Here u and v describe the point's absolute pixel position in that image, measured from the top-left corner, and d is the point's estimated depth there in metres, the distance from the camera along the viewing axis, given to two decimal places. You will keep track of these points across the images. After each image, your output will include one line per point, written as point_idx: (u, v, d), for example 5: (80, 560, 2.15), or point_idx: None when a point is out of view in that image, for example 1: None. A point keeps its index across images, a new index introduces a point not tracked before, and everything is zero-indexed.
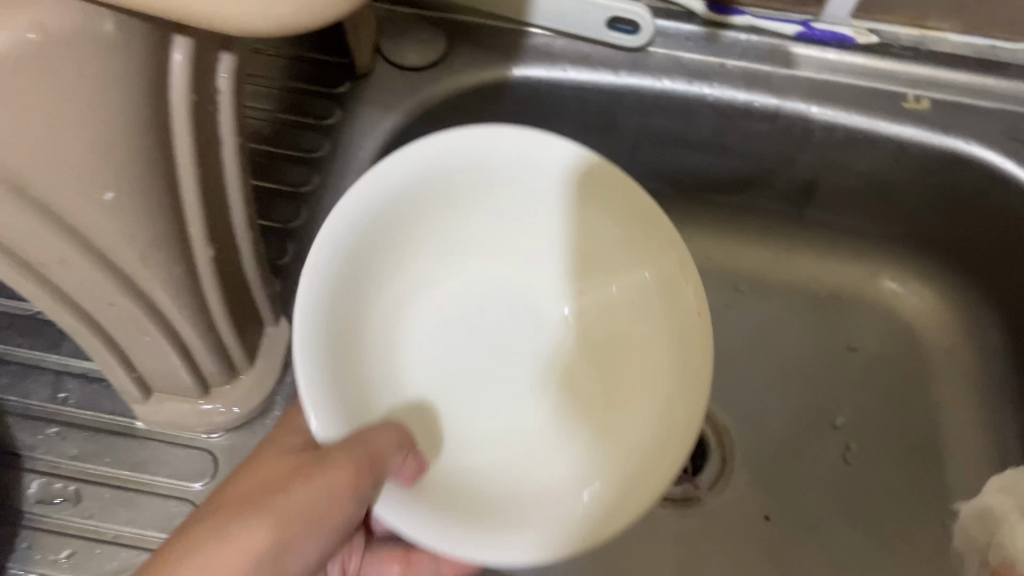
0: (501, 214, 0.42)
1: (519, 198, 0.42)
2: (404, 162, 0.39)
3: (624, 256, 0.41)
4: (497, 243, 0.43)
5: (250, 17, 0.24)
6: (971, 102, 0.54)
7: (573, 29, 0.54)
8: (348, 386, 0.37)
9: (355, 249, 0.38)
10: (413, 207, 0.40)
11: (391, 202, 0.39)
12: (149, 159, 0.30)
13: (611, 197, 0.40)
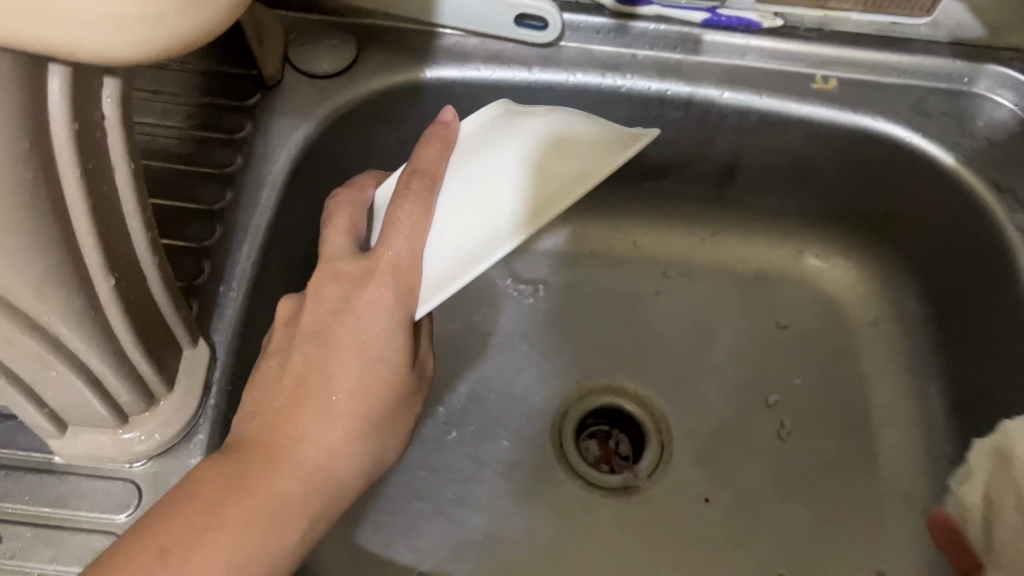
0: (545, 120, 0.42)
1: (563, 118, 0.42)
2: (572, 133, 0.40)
3: None
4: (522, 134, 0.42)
5: (110, 47, 0.24)
6: (876, 80, 0.55)
7: (482, 28, 0.54)
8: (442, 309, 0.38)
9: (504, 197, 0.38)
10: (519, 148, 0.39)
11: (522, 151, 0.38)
12: (32, 191, 0.30)
13: None
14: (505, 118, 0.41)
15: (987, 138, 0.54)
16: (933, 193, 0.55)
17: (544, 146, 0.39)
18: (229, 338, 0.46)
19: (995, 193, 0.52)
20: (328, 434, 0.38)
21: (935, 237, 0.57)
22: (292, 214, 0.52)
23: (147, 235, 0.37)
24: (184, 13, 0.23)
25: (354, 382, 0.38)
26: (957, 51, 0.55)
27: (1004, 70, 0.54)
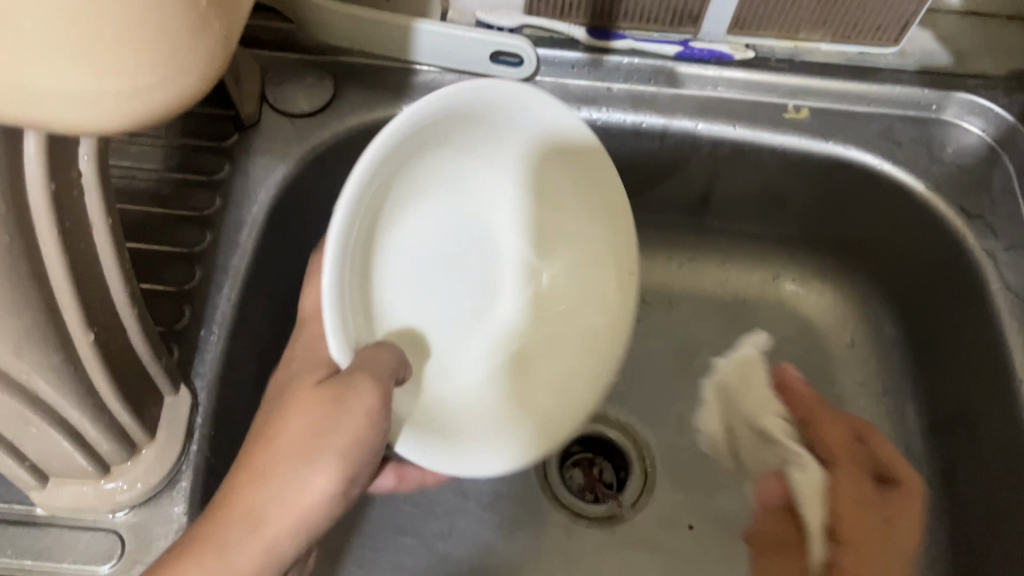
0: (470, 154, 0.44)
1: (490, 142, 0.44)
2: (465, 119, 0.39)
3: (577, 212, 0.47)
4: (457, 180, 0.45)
5: (91, 123, 0.24)
6: (847, 108, 0.56)
7: (459, 64, 0.54)
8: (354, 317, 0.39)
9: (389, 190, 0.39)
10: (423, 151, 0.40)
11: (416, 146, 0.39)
12: (9, 256, 0.29)
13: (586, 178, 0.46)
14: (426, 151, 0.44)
15: (956, 163, 0.55)
16: (904, 219, 0.56)
17: (435, 133, 0.40)
18: (210, 383, 0.46)
19: (965, 220, 0.53)
20: (292, 493, 0.35)
21: (907, 261, 0.58)
22: (271, 254, 0.52)
23: (127, 289, 0.37)
24: (162, 89, 0.23)
25: (319, 440, 0.36)
26: (924, 79, 0.55)
27: (971, 97, 0.55)
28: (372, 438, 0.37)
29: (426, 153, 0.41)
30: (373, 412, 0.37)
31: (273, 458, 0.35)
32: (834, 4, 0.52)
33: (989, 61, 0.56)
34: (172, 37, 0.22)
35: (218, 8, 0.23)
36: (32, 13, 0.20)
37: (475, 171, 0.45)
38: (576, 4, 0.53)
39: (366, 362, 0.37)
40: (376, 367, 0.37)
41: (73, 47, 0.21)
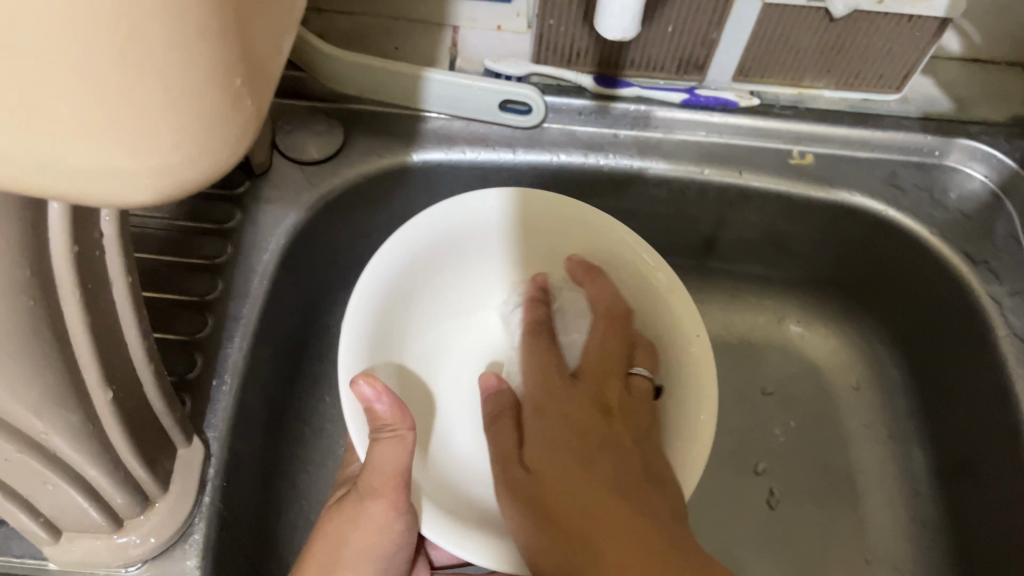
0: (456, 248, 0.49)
1: (469, 231, 0.49)
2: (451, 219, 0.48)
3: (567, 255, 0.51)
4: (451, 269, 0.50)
5: (117, 196, 0.23)
6: (852, 153, 0.56)
7: (467, 111, 0.55)
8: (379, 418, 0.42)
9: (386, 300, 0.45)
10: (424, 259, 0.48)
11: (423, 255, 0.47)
12: (33, 320, 0.30)
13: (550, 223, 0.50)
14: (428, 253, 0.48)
15: (959, 209, 0.55)
16: (908, 262, 0.57)
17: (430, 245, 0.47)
18: (222, 433, 0.46)
19: (969, 265, 0.54)
20: None
21: (912, 305, 0.58)
22: (282, 301, 0.52)
23: (146, 346, 0.37)
24: (193, 163, 0.23)
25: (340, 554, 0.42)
26: (927, 126, 0.56)
27: (972, 144, 0.55)
28: (390, 543, 0.43)
29: (418, 258, 0.47)
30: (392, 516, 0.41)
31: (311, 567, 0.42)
32: (835, 54, 0.53)
33: (990, 107, 0.57)
34: (204, 113, 0.22)
35: (247, 84, 0.23)
36: (67, 92, 0.20)
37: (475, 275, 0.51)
38: (584, 52, 0.54)
39: (378, 469, 0.39)
40: (390, 469, 0.39)
41: (105, 124, 0.21)
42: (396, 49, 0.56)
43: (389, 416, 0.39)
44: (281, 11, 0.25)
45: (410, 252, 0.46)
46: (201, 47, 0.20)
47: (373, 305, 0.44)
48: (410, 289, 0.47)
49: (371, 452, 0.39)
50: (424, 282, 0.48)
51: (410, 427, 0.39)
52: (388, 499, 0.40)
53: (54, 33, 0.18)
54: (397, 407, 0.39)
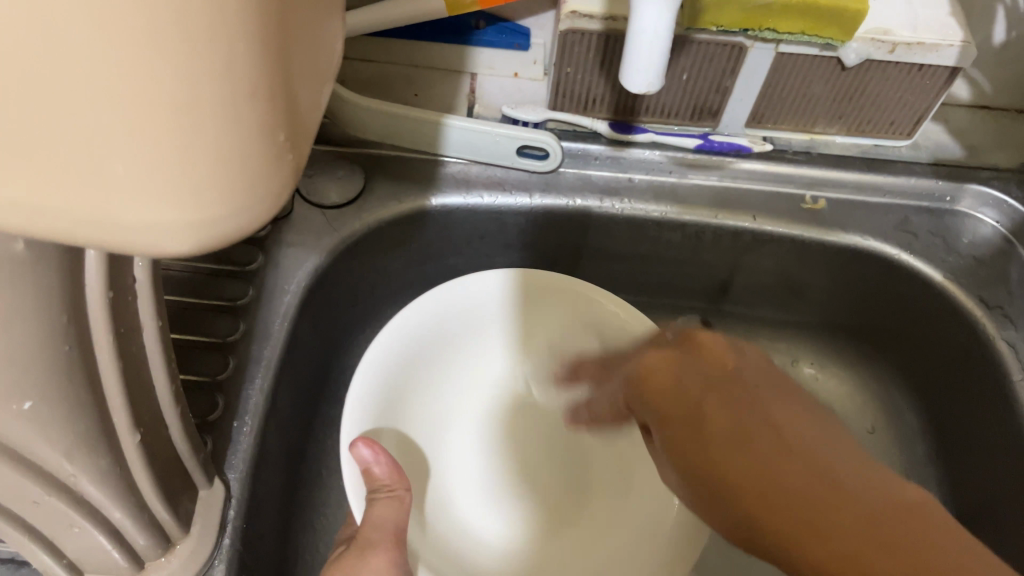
0: (468, 320, 0.54)
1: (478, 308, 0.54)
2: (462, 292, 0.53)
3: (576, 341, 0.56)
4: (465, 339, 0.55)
5: (170, 252, 0.23)
6: (863, 199, 0.57)
7: (485, 157, 0.56)
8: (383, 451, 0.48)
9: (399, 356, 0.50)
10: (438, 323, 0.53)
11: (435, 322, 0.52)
12: (66, 365, 0.31)
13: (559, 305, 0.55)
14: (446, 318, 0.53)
15: (972, 255, 0.56)
16: (923, 307, 0.57)
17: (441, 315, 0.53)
18: (243, 475, 0.46)
19: (984, 309, 0.54)
20: None
21: (926, 353, 0.59)
22: (302, 344, 0.53)
23: (173, 390, 0.37)
24: (242, 216, 0.23)
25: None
26: (938, 171, 0.57)
27: (985, 190, 0.56)
28: None
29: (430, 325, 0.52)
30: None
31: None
32: (848, 102, 0.54)
33: (1001, 154, 0.58)
34: (252, 168, 0.22)
35: (289, 139, 0.24)
36: (126, 155, 0.20)
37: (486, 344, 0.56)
38: (598, 99, 0.55)
39: (374, 526, 0.42)
40: (387, 527, 0.42)
41: (161, 184, 0.21)
42: (416, 96, 0.57)
43: (386, 478, 0.43)
44: (319, 67, 0.25)
45: (423, 312, 0.51)
46: (252, 105, 0.21)
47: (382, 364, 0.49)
48: (426, 354, 0.53)
49: (369, 510, 0.42)
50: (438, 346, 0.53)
51: (405, 489, 0.44)
52: (387, 554, 0.41)
53: (117, 98, 0.19)
54: (392, 470, 0.44)
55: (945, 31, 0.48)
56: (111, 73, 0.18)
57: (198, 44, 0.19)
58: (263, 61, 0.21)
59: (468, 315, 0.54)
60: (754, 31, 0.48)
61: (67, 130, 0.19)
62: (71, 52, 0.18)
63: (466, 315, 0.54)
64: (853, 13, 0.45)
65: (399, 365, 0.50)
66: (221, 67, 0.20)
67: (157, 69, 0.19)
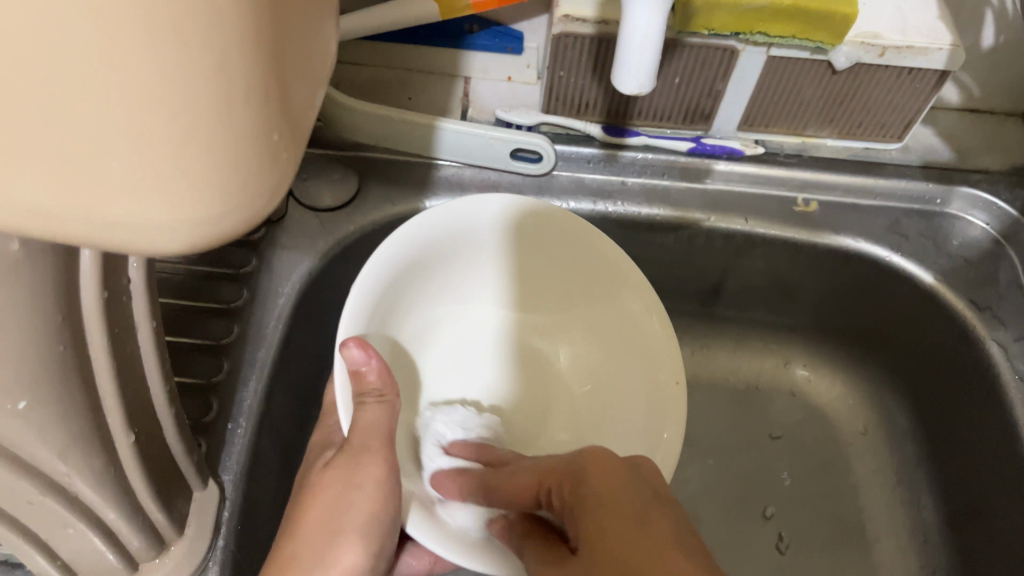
0: (465, 246, 0.50)
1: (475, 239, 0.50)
2: (462, 215, 0.48)
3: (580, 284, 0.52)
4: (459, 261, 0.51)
5: (167, 253, 0.23)
6: (854, 202, 0.58)
7: (479, 160, 0.56)
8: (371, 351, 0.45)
9: (399, 265, 0.46)
10: (439, 242, 0.48)
11: (434, 243, 0.48)
12: (60, 365, 0.31)
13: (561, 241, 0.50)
14: (449, 241, 0.49)
15: (962, 256, 0.56)
16: (913, 307, 0.58)
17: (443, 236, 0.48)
18: (237, 476, 0.46)
19: (974, 310, 0.54)
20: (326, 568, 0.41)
21: (916, 347, 0.59)
22: (297, 346, 0.53)
23: (166, 389, 0.38)
24: (238, 214, 0.23)
25: (343, 518, 0.42)
26: (928, 174, 0.57)
27: (974, 192, 0.57)
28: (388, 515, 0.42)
29: (430, 243, 0.48)
30: (384, 485, 0.41)
31: (318, 516, 0.42)
32: (838, 105, 0.54)
33: (990, 157, 0.58)
34: (248, 166, 0.23)
35: (283, 138, 0.24)
36: (122, 154, 0.20)
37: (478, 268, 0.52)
38: (592, 103, 0.55)
39: (364, 433, 0.41)
40: (378, 432, 0.41)
41: (156, 181, 0.21)
42: (410, 100, 0.58)
43: (376, 380, 0.41)
44: (314, 68, 0.26)
45: (427, 231, 0.47)
46: (246, 104, 0.21)
47: (383, 275, 0.45)
48: (421, 268, 0.49)
49: (357, 416, 0.41)
50: (433, 262, 0.49)
51: (394, 394, 0.42)
52: (380, 461, 0.41)
53: (115, 95, 0.19)
54: (383, 373, 0.41)
55: (934, 35, 0.49)
56: (108, 71, 0.19)
57: (190, 39, 0.19)
58: (257, 61, 0.21)
59: (465, 239, 0.50)
60: (745, 35, 0.48)
61: (64, 129, 0.19)
62: (66, 52, 0.18)
63: (463, 239, 0.50)
64: (843, 17, 0.46)
65: (399, 271, 0.47)
66: (215, 64, 0.20)
67: (149, 65, 0.19)
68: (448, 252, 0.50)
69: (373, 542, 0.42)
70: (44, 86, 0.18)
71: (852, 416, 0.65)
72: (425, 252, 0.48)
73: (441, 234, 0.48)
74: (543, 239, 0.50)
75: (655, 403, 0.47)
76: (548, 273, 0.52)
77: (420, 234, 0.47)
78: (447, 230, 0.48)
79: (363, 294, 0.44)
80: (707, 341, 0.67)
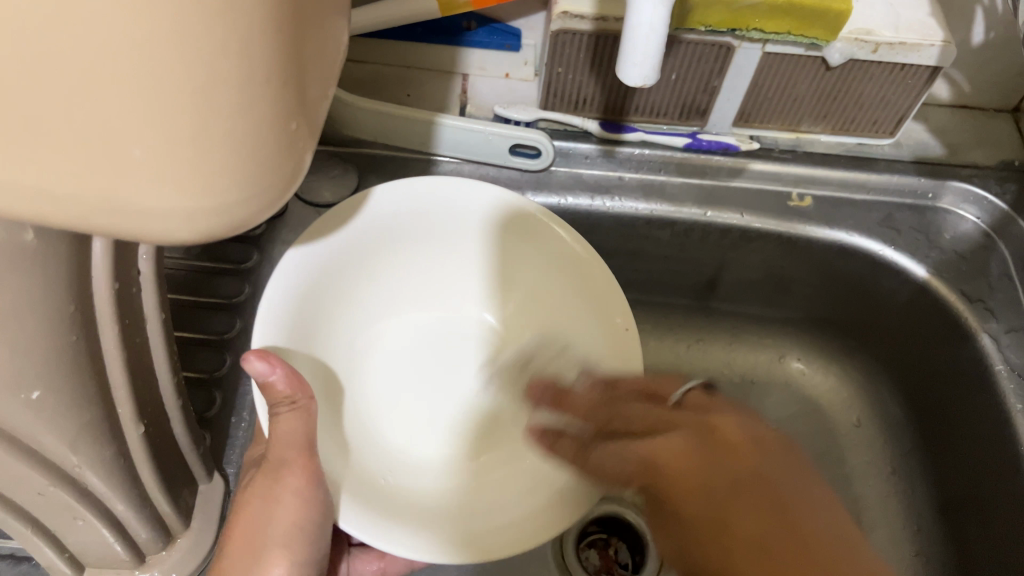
0: (424, 234, 0.50)
1: (437, 225, 0.50)
2: (417, 195, 0.49)
3: (546, 282, 0.51)
4: (427, 251, 0.51)
5: (188, 243, 0.24)
6: (848, 196, 0.58)
7: (478, 156, 0.57)
8: (307, 326, 0.45)
9: (344, 242, 0.47)
10: (392, 226, 0.49)
11: (389, 224, 0.49)
12: (74, 356, 0.31)
13: (518, 228, 0.50)
14: (405, 222, 0.49)
15: (954, 249, 0.57)
16: (907, 301, 0.59)
17: (398, 218, 0.49)
18: (240, 469, 0.47)
19: (966, 304, 0.55)
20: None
21: (901, 329, 0.60)
22: None
23: (174, 379, 0.38)
24: (256, 203, 0.24)
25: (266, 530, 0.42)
26: (920, 169, 0.58)
27: (965, 186, 0.58)
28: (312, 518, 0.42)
29: (382, 227, 0.48)
30: (307, 493, 0.41)
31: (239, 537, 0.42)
32: (832, 100, 0.55)
33: (979, 152, 0.59)
34: (266, 156, 0.23)
35: (300, 129, 0.24)
36: (146, 142, 0.20)
37: (444, 259, 0.52)
38: (589, 99, 0.56)
39: (285, 443, 0.39)
40: (298, 441, 0.40)
41: (179, 171, 0.21)
42: (409, 96, 0.58)
43: (285, 389, 0.39)
44: (328, 61, 0.26)
45: (375, 207, 0.48)
46: (265, 92, 0.22)
47: (322, 252, 0.46)
48: (372, 254, 0.49)
49: (272, 428, 0.39)
50: (388, 248, 0.50)
51: (307, 397, 0.40)
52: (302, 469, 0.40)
53: (143, 84, 0.19)
54: (292, 377, 0.39)
55: (927, 32, 0.50)
56: (135, 59, 0.19)
57: (219, 26, 0.19)
58: (278, 51, 0.22)
59: (428, 224, 0.50)
60: (741, 31, 0.49)
61: (95, 119, 0.20)
62: (98, 44, 0.18)
63: (426, 227, 0.50)
64: (837, 13, 0.47)
65: (344, 254, 0.47)
66: (240, 50, 0.20)
67: (179, 54, 0.19)
68: (407, 241, 0.50)
69: (300, 546, 0.42)
70: (73, 76, 0.19)
71: (846, 407, 0.65)
72: (377, 232, 0.48)
73: (388, 218, 0.48)
74: (506, 226, 0.50)
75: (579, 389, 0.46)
76: (516, 268, 0.52)
77: (374, 215, 0.48)
78: (402, 211, 0.49)
79: (299, 261, 0.45)
80: (700, 333, 0.68)
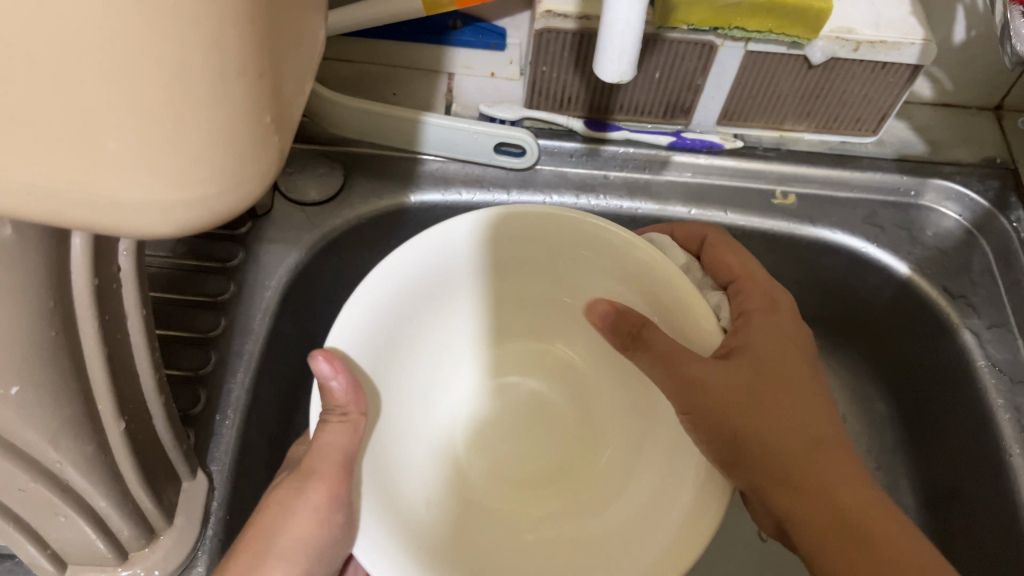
0: (474, 263, 0.47)
1: (488, 254, 0.47)
2: (473, 233, 0.45)
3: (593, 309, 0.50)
4: (474, 277, 0.48)
5: (162, 234, 0.24)
6: (831, 194, 0.59)
7: (463, 154, 0.57)
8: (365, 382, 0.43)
9: (398, 292, 0.44)
10: (443, 262, 0.46)
11: (440, 262, 0.45)
12: (51, 352, 0.31)
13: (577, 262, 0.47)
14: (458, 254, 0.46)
15: (937, 246, 0.58)
16: (891, 297, 0.59)
17: (450, 255, 0.46)
18: (225, 466, 0.48)
19: (947, 300, 0.56)
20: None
21: (909, 347, 0.59)
22: (285, 339, 0.54)
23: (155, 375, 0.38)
24: (231, 195, 0.24)
25: (278, 537, 0.43)
26: (903, 167, 0.58)
27: (947, 183, 0.58)
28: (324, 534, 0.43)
29: (436, 263, 0.45)
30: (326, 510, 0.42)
31: (252, 538, 0.43)
32: (814, 99, 0.55)
33: (962, 149, 0.60)
34: (240, 148, 0.23)
35: (275, 121, 0.24)
36: (118, 134, 0.21)
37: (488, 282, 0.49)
38: (573, 98, 0.56)
39: (322, 451, 0.41)
40: (333, 454, 0.41)
41: (152, 163, 0.22)
42: (394, 95, 0.58)
43: (342, 399, 0.40)
44: (303, 54, 0.26)
45: (430, 249, 0.44)
46: (240, 85, 0.22)
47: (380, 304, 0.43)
48: (426, 290, 0.46)
49: (319, 434, 0.40)
50: (439, 281, 0.47)
51: (359, 412, 0.42)
52: (328, 486, 0.41)
53: (113, 79, 0.19)
54: (350, 390, 0.41)
55: (907, 29, 0.50)
56: (104, 53, 0.19)
57: (190, 22, 0.19)
58: (252, 45, 0.22)
59: (478, 255, 0.47)
60: (723, 30, 0.49)
61: (65, 109, 0.20)
62: (66, 39, 0.18)
63: (477, 258, 0.47)
64: (817, 12, 0.47)
65: (400, 300, 0.44)
66: (212, 45, 0.20)
67: (151, 49, 0.19)
68: (459, 270, 0.47)
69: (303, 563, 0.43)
70: (41, 70, 0.19)
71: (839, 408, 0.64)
72: (429, 272, 0.45)
73: (440, 256, 0.45)
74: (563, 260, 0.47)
75: (652, 429, 0.46)
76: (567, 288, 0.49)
77: (428, 255, 0.44)
78: (452, 249, 0.45)
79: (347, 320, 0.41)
80: None
